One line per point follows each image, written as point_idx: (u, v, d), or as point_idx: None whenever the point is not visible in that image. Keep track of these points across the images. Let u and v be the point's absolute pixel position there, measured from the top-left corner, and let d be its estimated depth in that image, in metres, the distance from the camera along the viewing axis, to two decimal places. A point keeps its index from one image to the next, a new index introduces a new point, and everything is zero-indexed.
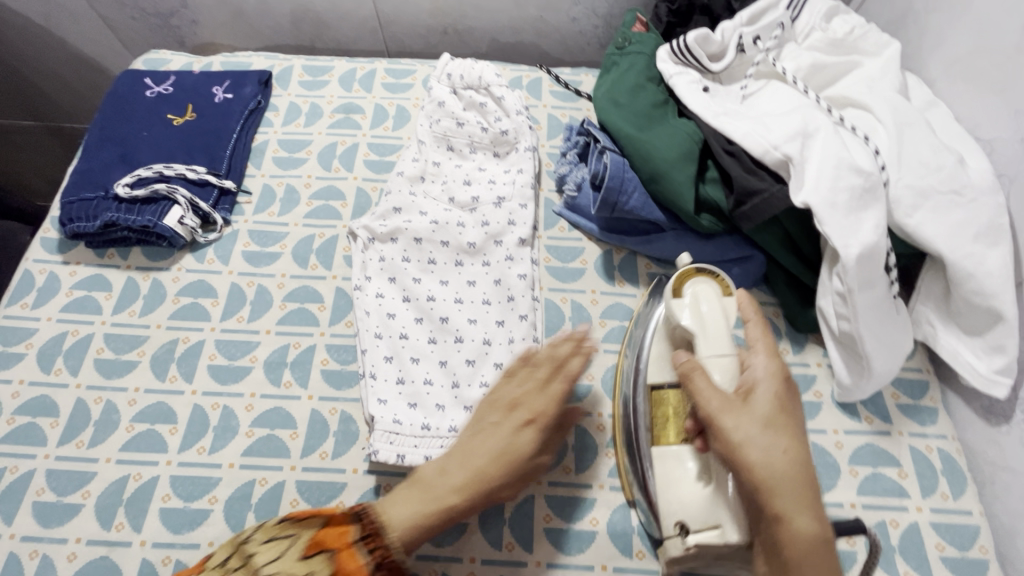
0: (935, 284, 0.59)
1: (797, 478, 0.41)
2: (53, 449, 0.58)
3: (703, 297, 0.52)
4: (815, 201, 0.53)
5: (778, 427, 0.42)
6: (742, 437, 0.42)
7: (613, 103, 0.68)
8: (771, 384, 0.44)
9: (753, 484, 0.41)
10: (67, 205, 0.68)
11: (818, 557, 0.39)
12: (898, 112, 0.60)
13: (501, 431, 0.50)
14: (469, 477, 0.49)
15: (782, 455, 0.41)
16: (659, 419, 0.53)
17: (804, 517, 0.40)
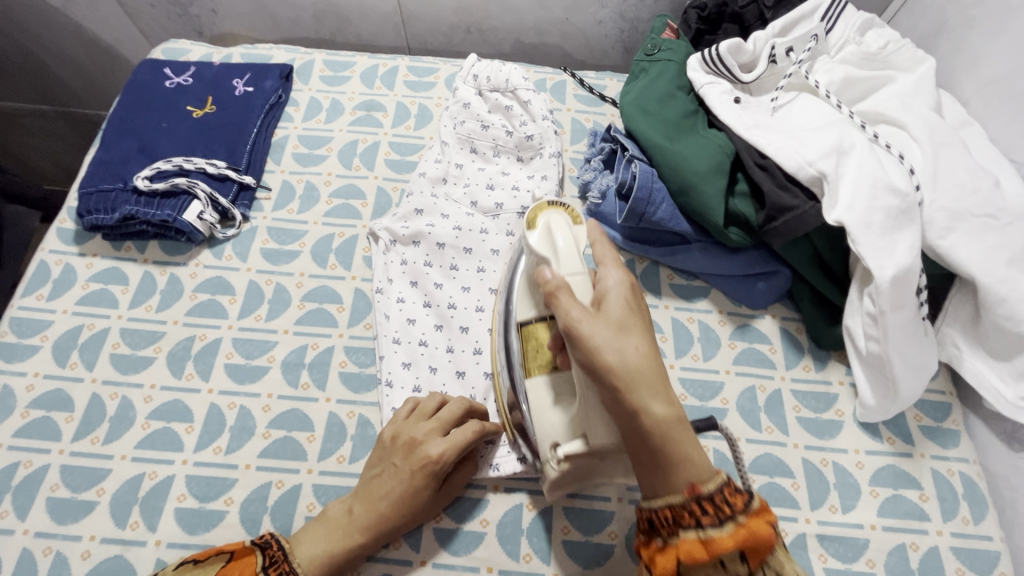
0: (963, 306, 0.59)
1: (656, 371, 0.42)
2: (67, 444, 0.58)
3: (560, 227, 0.50)
4: (850, 221, 0.52)
5: (632, 330, 0.43)
6: (599, 342, 0.42)
7: (642, 111, 0.66)
8: (615, 291, 0.45)
9: (610, 386, 0.41)
10: (85, 196, 0.68)
11: (677, 439, 0.40)
12: (934, 131, 0.59)
13: (396, 475, 0.52)
14: (402, 508, 0.51)
15: (618, 364, 0.42)
16: (529, 353, 0.53)
17: (660, 403, 0.41)
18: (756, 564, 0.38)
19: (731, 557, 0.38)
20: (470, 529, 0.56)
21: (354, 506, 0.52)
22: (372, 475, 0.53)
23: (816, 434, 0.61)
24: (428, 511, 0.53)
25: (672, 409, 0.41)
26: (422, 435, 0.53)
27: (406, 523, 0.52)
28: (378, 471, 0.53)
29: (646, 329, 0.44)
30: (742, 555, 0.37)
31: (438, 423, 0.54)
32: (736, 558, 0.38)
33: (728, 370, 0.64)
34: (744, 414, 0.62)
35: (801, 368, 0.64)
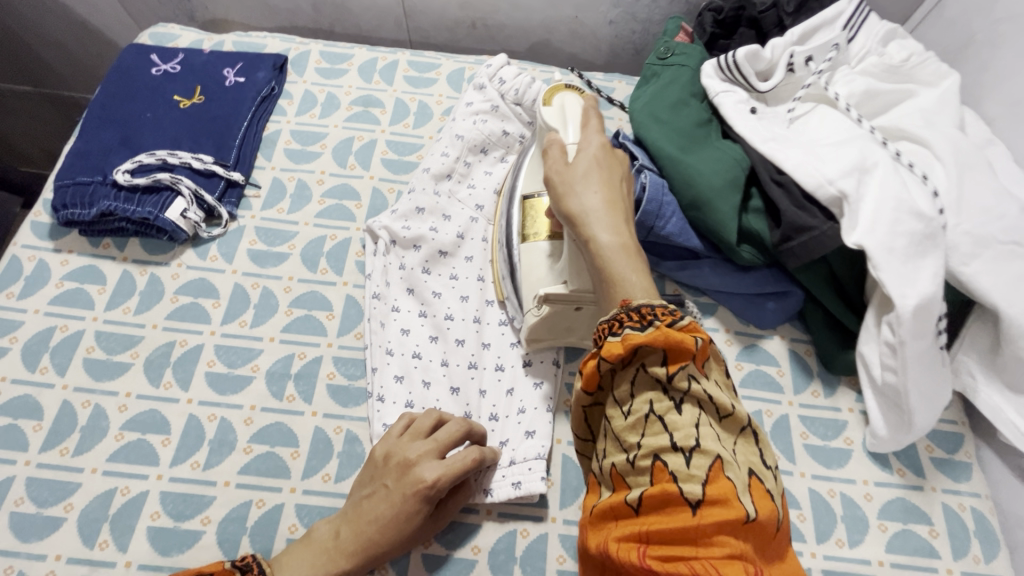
0: (982, 334, 0.56)
1: (608, 208, 0.47)
2: (34, 455, 0.54)
3: (560, 101, 0.55)
4: (871, 244, 0.50)
5: (594, 175, 0.49)
6: (565, 187, 0.49)
7: (653, 118, 0.63)
8: (591, 146, 0.50)
9: (567, 219, 0.48)
10: (61, 189, 0.64)
11: (614, 261, 0.45)
12: (959, 151, 0.56)
13: (388, 498, 0.49)
14: (392, 534, 0.48)
15: (581, 205, 0.48)
16: (527, 219, 0.59)
17: (605, 231, 0.46)
18: (678, 371, 0.37)
19: (653, 361, 0.38)
20: (461, 556, 0.53)
21: (343, 526, 0.49)
22: (363, 496, 0.50)
23: (824, 463, 0.58)
24: (421, 535, 0.50)
25: (615, 237, 0.46)
26: (415, 456, 0.50)
27: (397, 548, 0.49)
28: (369, 491, 0.50)
29: (613, 180, 0.49)
30: (664, 359, 0.37)
31: (434, 444, 0.50)
32: (658, 362, 0.38)
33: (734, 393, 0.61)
34: None
35: (809, 393, 0.61)
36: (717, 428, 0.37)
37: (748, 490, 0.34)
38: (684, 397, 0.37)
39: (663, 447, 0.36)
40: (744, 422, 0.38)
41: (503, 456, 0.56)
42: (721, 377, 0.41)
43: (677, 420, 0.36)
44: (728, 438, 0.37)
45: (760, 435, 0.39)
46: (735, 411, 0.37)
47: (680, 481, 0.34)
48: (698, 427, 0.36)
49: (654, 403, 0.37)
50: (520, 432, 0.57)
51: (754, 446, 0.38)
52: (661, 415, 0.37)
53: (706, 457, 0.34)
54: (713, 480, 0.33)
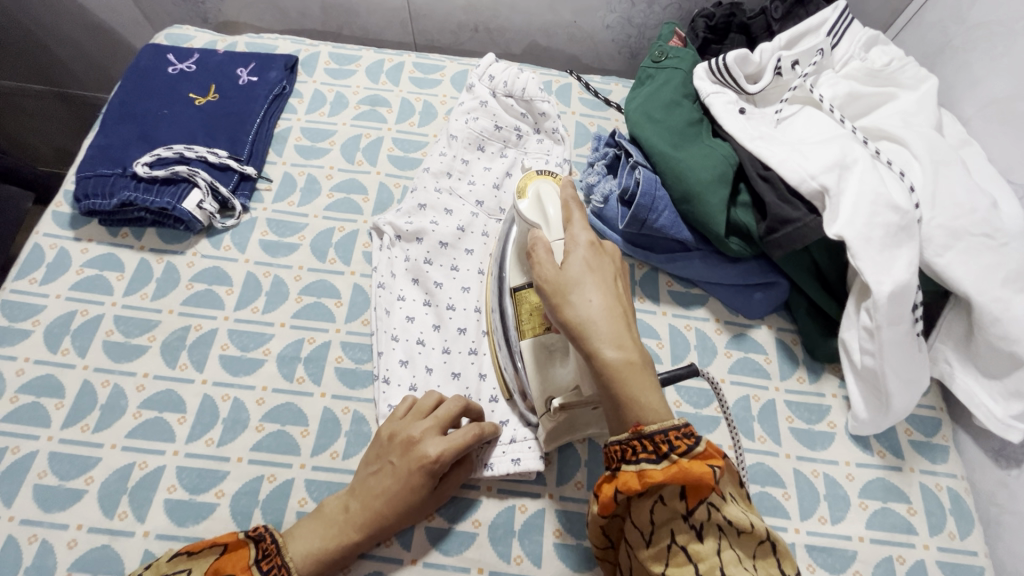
0: (957, 322, 0.59)
1: (610, 317, 0.45)
2: (56, 431, 0.57)
3: (541, 198, 0.56)
4: (850, 234, 0.53)
5: (589, 279, 0.47)
6: (564, 297, 0.47)
7: (648, 118, 0.67)
8: (579, 246, 0.49)
9: (568, 329, 0.46)
10: (83, 180, 0.67)
11: (626, 382, 0.43)
12: (934, 149, 0.60)
13: (395, 474, 0.52)
14: (399, 506, 0.51)
15: (581, 314, 0.45)
16: (522, 315, 0.59)
17: (613, 345, 0.44)
18: (695, 502, 0.38)
19: (672, 494, 0.39)
20: (462, 529, 0.55)
21: (351, 501, 0.52)
22: (368, 473, 0.53)
23: (808, 445, 0.61)
24: (426, 508, 0.53)
25: (624, 352, 0.44)
26: (417, 434, 0.53)
27: (404, 520, 0.52)
28: (374, 467, 0.53)
29: (606, 277, 0.48)
30: (683, 492, 0.39)
31: (435, 421, 0.53)
32: (677, 496, 0.39)
33: (723, 379, 0.64)
34: (738, 423, 0.62)
35: (795, 379, 0.64)
36: (738, 549, 0.38)
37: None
38: (704, 524, 0.38)
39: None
40: (763, 536, 0.39)
41: (503, 434, 0.59)
42: (735, 487, 0.42)
43: (700, 550, 0.38)
44: (748, 556, 0.38)
45: (781, 547, 0.40)
46: (754, 526, 0.39)
47: None
48: (721, 556, 0.37)
49: (677, 535, 0.38)
50: (520, 414, 0.60)
51: (776, 558, 0.39)
52: (684, 545, 0.38)
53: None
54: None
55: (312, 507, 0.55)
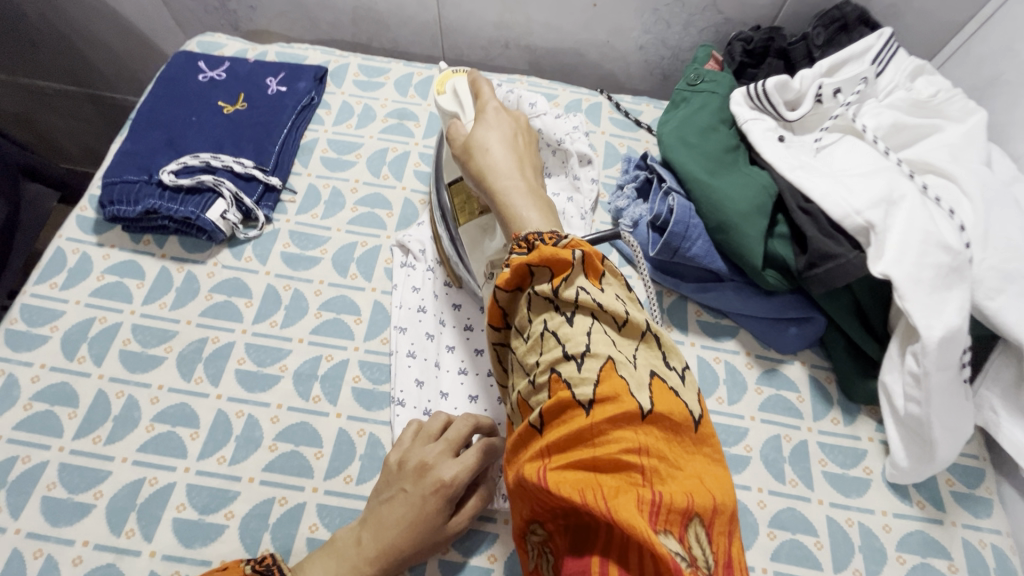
0: (1005, 368, 0.57)
1: (512, 158, 0.49)
2: (68, 441, 0.56)
3: (455, 90, 0.56)
4: (897, 274, 0.50)
5: (495, 128, 0.50)
6: (469, 143, 0.50)
7: (682, 142, 0.65)
8: (490, 106, 0.53)
9: (472, 178, 0.49)
10: (109, 186, 0.66)
11: (512, 202, 0.46)
12: (986, 187, 0.57)
13: (406, 500, 0.49)
14: (410, 529, 0.48)
15: (484, 160, 0.49)
16: (459, 207, 0.58)
17: (511, 176, 0.48)
18: (562, 283, 0.39)
19: (542, 279, 0.40)
20: (477, 564, 0.53)
21: (366, 529, 0.49)
22: (383, 498, 0.51)
23: (842, 491, 0.58)
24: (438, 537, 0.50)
25: (521, 181, 0.48)
26: (435, 454, 0.51)
27: (412, 547, 0.49)
28: (391, 491, 0.51)
29: (516, 131, 0.51)
30: (550, 276, 0.39)
31: (446, 443, 0.51)
32: (546, 279, 0.39)
33: (753, 417, 0.62)
34: (768, 464, 0.59)
35: (829, 420, 0.62)
36: (613, 335, 0.38)
37: (646, 386, 0.36)
38: (575, 309, 0.38)
39: (557, 359, 0.37)
40: (643, 327, 0.39)
41: None
42: (622, 288, 0.43)
43: (569, 333, 0.37)
44: (626, 345, 0.38)
45: (664, 341, 0.41)
46: (633, 318, 0.39)
47: (573, 387, 0.35)
48: (590, 336, 0.37)
49: (548, 322, 0.39)
50: None
51: (658, 349, 0.40)
52: (555, 333, 0.38)
53: (597, 359, 0.36)
54: (605, 380, 0.35)
55: (322, 533, 0.54)
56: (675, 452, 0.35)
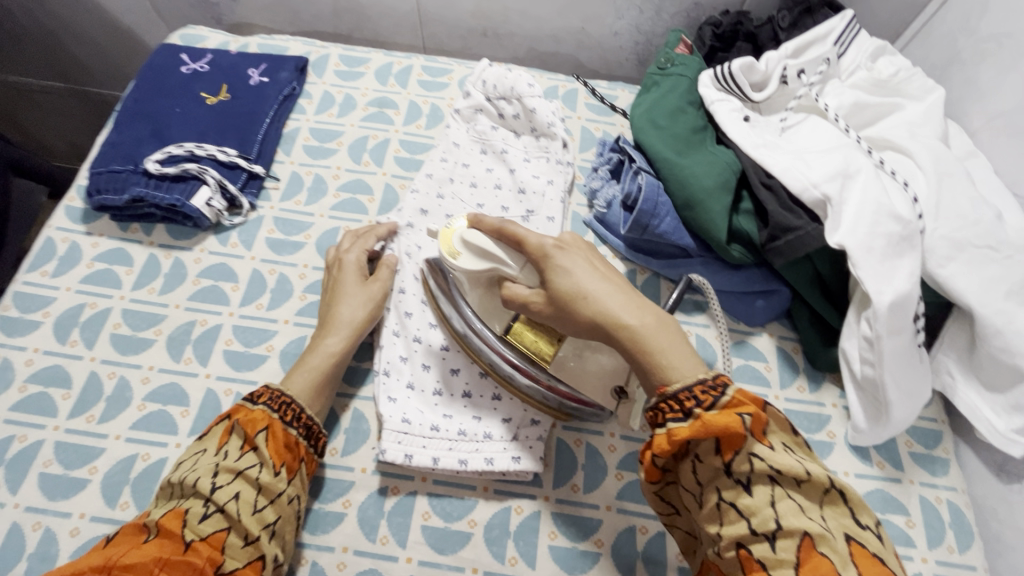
0: (960, 335, 0.59)
1: (621, 294, 0.46)
2: (63, 421, 0.58)
3: (468, 246, 0.53)
4: (851, 244, 0.53)
5: (580, 268, 0.47)
6: (567, 291, 0.46)
7: (652, 123, 0.67)
8: (541, 258, 0.49)
9: (588, 329, 0.46)
10: (95, 176, 0.68)
11: (655, 341, 0.44)
12: (940, 160, 0.59)
13: (355, 298, 0.62)
14: (367, 298, 0.62)
15: (594, 307, 0.45)
16: (529, 347, 0.56)
17: (629, 313, 0.45)
18: (730, 454, 0.40)
19: (707, 450, 0.41)
20: (457, 528, 0.56)
21: (322, 344, 0.59)
22: (318, 332, 0.60)
23: None
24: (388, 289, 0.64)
25: (642, 317, 0.44)
26: (346, 268, 0.64)
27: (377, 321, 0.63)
28: (327, 312, 0.61)
29: (589, 260, 0.48)
30: (717, 446, 0.40)
31: (359, 262, 0.64)
32: (713, 450, 0.40)
33: None
34: None
35: (795, 388, 0.64)
36: (799, 499, 0.39)
37: (851, 561, 0.35)
38: (751, 477, 0.39)
39: (744, 536, 0.39)
40: (827, 483, 0.39)
41: (505, 431, 0.59)
42: (788, 433, 0.42)
43: (752, 505, 0.39)
44: (812, 507, 0.38)
45: (851, 496, 0.39)
46: (814, 474, 0.39)
47: (771, 569, 0.37)
48: (776, 508, 0.38)
49: (724, 493, 0.40)
50: (522, 413, 0.60)
51: (847, 508, 0.39)
52: (733, 502, 0.40)
53: (793, 539, 0.36)
54: (807, 562, 0.35)
55: (310, 502, 0.56)
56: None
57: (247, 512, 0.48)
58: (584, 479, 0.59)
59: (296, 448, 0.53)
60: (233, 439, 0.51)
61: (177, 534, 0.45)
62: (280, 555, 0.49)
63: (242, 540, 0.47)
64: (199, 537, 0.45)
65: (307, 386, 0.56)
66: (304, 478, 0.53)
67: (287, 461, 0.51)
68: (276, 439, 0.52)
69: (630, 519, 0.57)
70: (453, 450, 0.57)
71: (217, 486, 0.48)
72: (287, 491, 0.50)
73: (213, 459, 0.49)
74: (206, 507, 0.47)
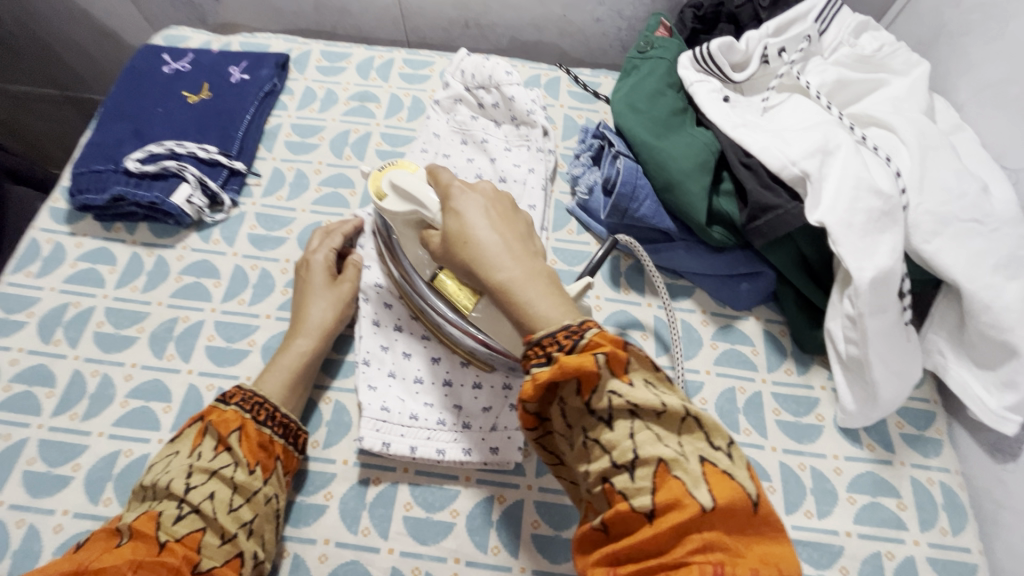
0: (949, 312, 0.58)
1: (507, 242, 0.44)
2: (47, 419, 0.58)
3: (394, 188, 0.54)
4: (831, 221, 0.52)
5: (475, 214, 0.46)
6: (455, 234, 0.46)
7: (631, 108, 0.67)
8: (444, 199, 0.49)
9: (467, 272, 0.46)
10: (78, 176, 0.69)
11: (524, 291, 0.41)
12: (924, 135, 0.58)
13: (324, 298, 0.62)
14: (336, 299, 0.63)
15: (473, 251, 0.44)
16: (452, 297, 0.53)
17: (507, 262, 0.43)
18: (590, 392, 0.37)
19: (569, 391, 0.39)
20: (439, 518, 0.55)
21: (291, 345, 0.59)
22: (287, 335, 0.61)
23: (794, 438, 0.60)
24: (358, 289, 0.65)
25: (520, 267, 0.43)
26: (313, 270, 0.64)
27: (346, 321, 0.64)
28: (297, 314, 0.62)
29: (491, 206, 0.47)
30: (578, 387, 0.38)
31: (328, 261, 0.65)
32: (576, 388, 0.38)
33: (708, 371, 0.63)
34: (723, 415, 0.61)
35: (783, 371, 0.63)
36: (657, 428, 0.36)
37: (703, 480, 0.33)
38: (612, 413, 0.37)
39: (607, 470, 0.36)
40: (682, 412, 0.36)
41: (486, 420, 0.59)
42: (650, 369, 0.39)
43: (613, 439, 0.36)
44: (670, 435, 0.36)
45: (707, 419, 0.36)
46: (670, 404, 0.36)
47: (630, 499, 0.35)
48: (634, 439, 0.35)
49: (589, 430, 0.38)
50: (503, 403, 0.59)
51: (703, 432, 0.36)
52: (597, 438, 0.37)
53: (648, 467, 0.34)
54: (662, 487, 0.34)
55: (292, 495, 0.56)
56: (746, 547, 0.33)
57: (222, 512, 0.48)
58: None
59: (272, 449, 0.53)
60: (207, 440, 0.51)
61: (151, 535, 0.45)
62: (259, 553, 0.49)
63: (219, 539, 0.48)
64: (174, 538, 0.46)
65: (278, 386, 0.57)
66: (282, 477, 0.53)
67: (261, 459, 0.52)
68: (249, 438, 0.52)
69: None
70: (430, 440, 0.57)
71: (191, 486, 0.48)
72: (264, 490, 0.51)
73: (187, 461, 0.50)
74: (179, 508, 0.47)
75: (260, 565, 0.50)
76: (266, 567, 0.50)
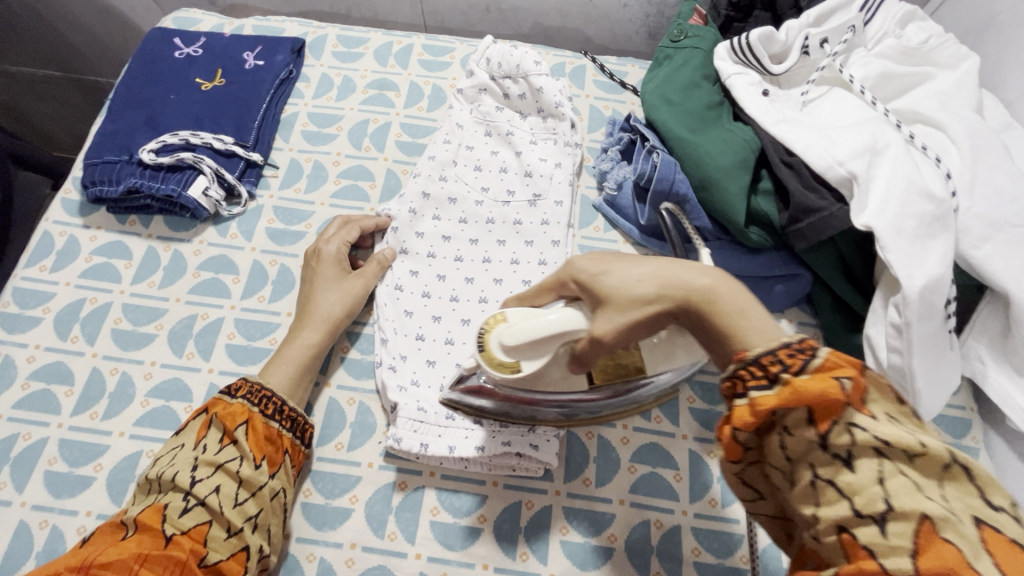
0: (993, 319, 0.56)
1: (673, 270, 0.37)
2: (66, 418, 0.57)
3: (519, 351, 0.42)
4: (879, 225, 0.50)
5: (615, 263, 0.39)
6: (615, 288, 0.38)
7: (664, 101, 0.64)
8: (568, 276, 0.42)
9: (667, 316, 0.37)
10: (91, 167, 0.67)
11: (731, 299, 0.36)
12: (975, 133, 0.56)
13: (331, 284, 0.61)
14: (346, 293, 0.60)
15: (661, 296, 0.37)
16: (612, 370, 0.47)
17: (694, 277, 0.36)
18: (828, 425, 0.31)
19: (798, 420, 0.32)
20: (467, 523, 0.55)
21: (297, 335, 0.58)
22: (295, 324, 0.59)
23: None
24: (371, 286, 0.62)
25: (704, 273, 0.36)
26: (323, 260, 0.62)
27: (353, 317, 0.61)
28: (306, 302, 0.60)
29: (605, 256, 0.41)
30: (810, 417, 0.32)
31: (340, 243, 0.63)
32: (805, 420, 0.32)
33: None
34: None
35: None
36: (913, 475, 0.29)
37: (984, 550, 0.27)
38: (853, 451, 0.30)
39: (847, 518, 0.30)
40: (948, 457, 0.29)
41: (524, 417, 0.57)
42: (893, 402, 0.33)
43: (853, 482, 0.30)
44: (930, 485, 0.29)
45: (979, 471, 0.30)
46: (930, 447, 0.30)
47: (881, 558, 0.28)
48: (884, 485, 0.29)
49: (818, 468, 0.31)
50: None
51: (975, 486, 0.29)
52: (830, 479, 0.31)
53: (908, 522, 0.28)
54: (927, 550, 0.27)
55: (316, 498, 0.55)
56: None
57: (228, 505, 0.47)
58: (597, 472, 0.57)
59: (283, 442, 0.52)
60: (212, 432, 0.50)
61: (157, 529, 0.44)
62: (265, 546, 0.48)
63: (225, 532, 0.46)
64: (180, 531, 0.45)
65: (286, 379, 0.56)
66: (288, 471, 0.52)
67: (268, 453, 0.51)
68: (256, 432, 0.51)
69: (644, 513, 0.55)
70: (468, 438, 0.56)
71: (197, 480, 0.47)
72: (270, 484, 0.50)
73: (192, 454, 0.49)
74: (186, 500, 0.46)
75: (266, 558, 0.49)
76: (273, 560, 0.49)
